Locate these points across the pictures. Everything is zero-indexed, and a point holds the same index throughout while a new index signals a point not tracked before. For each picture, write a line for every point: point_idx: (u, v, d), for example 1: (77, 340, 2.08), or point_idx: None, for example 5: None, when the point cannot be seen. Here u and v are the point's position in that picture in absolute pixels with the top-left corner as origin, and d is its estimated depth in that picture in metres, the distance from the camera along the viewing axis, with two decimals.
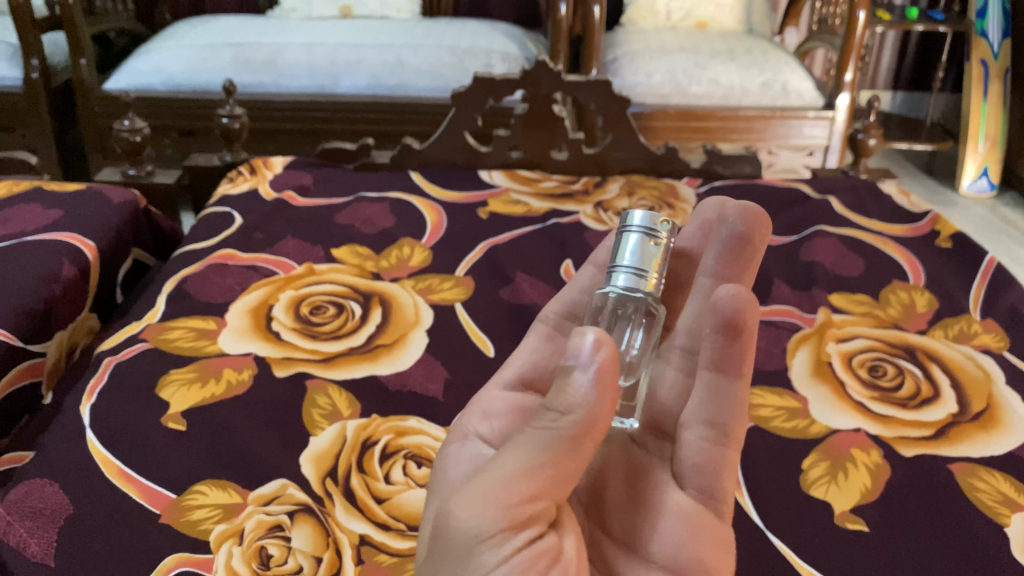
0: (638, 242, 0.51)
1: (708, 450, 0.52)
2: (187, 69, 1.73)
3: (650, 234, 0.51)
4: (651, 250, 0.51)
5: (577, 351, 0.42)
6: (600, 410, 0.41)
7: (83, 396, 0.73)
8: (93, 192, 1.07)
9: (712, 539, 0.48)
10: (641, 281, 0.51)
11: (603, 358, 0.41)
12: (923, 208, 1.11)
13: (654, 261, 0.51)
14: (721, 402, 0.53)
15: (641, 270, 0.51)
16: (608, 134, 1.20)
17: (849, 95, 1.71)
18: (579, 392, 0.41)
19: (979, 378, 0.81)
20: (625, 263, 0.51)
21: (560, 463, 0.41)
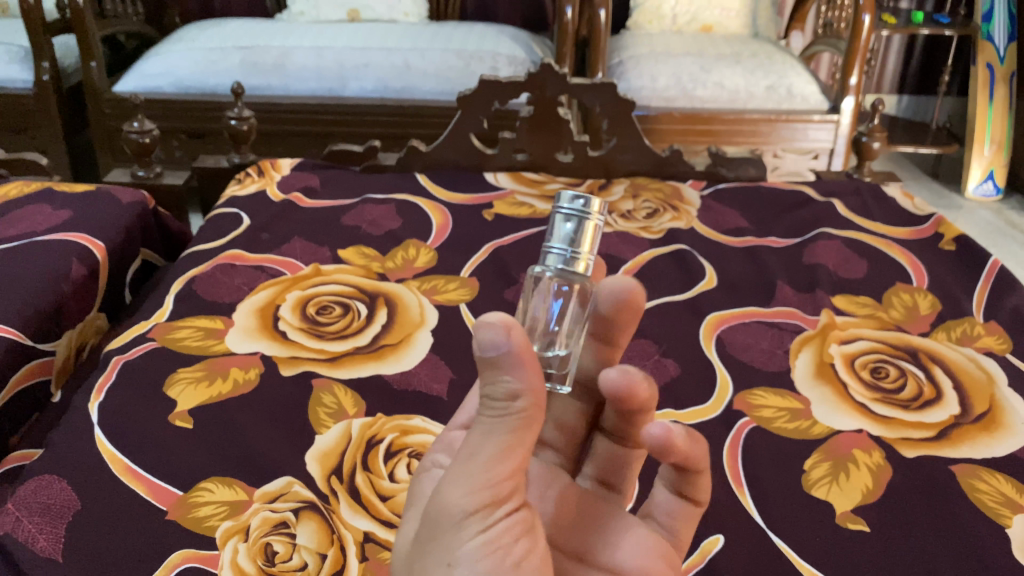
0: (572, 222, 0.47)
1: (675, 505, 0.51)
2: (196, 71, 1.74)
3: (584, 217, 0.46)
4: (583, 231, 0.47)
5: (488, 339, 0.39)
6: (537, 384, 0.40)
7: (92, 394, 0.74)
8: (102, 193, 1.08)
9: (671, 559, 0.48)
10: (573, 264, 0.47)
11: (517, 338, 0.39)
12: (927, 211, 1.12)
13: (587, 240, 0.47)
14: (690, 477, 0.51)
15: (573, 251, 0.47)
16: (613, 137, 1.21)
17: (855, 98, 1.71)
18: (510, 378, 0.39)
19: (981, 380, 0.81)
20: (558, 244, 0.47)
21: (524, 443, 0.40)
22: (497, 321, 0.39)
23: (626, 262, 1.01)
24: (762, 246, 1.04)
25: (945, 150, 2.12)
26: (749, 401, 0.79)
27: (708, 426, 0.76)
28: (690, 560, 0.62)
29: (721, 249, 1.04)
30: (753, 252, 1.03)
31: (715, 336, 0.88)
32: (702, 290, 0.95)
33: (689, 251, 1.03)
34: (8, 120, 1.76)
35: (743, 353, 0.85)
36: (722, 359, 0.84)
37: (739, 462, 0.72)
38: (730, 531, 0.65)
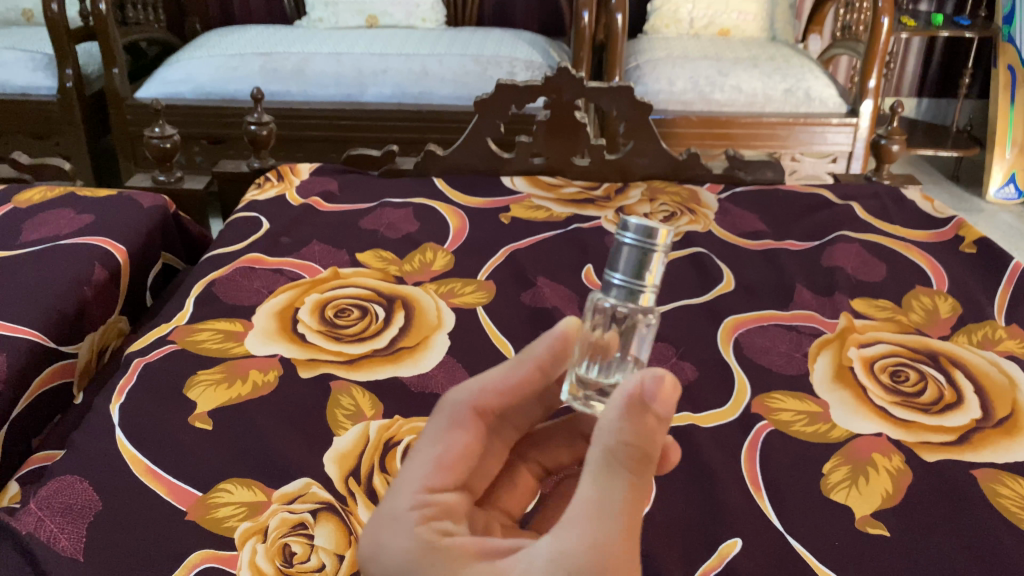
0: (633, 255, 0.46)
1: None
2: (217, 78, 1.76)
3: (647, 249, 0.46)
4: (645, 264, 0.47)
5: (655, 393, 0.43)
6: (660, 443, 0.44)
7: (113, 395, 0.75)
8: (124, 197, 1.10)
9: None
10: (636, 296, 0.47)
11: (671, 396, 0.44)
12: (947, 214, 1.11)
13: (649, 274, 0.47)
14: None
15: (636, 284, 0.47)
16: (630, 140, 1.21)
17: (873, 102, 1.71)
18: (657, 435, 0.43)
19: (1003, 384, 0.80)
20: (620, 274, 0.47)
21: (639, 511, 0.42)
22: (659, 379, 0.44)
23: None
24: (781, 249, 1.04)
25: (965, 153, 2.09)
26: (767, 404, 0.78)
27: (726, 429, 0.76)
28: (707, 564, 0.62)
29: (739, 252, 1.04)
30: (771, 256, 1.02)
31: (732, 339, 0.88)
32: (719, 294, 0.95)
33: (707, 254, 1.03)
34: (33, 126, 1.78)
35: (761, 356, 0.85)
36: (740, 362, 0.84)
37: (757, 464, 0.72)
38: (748, 534, 0.65)
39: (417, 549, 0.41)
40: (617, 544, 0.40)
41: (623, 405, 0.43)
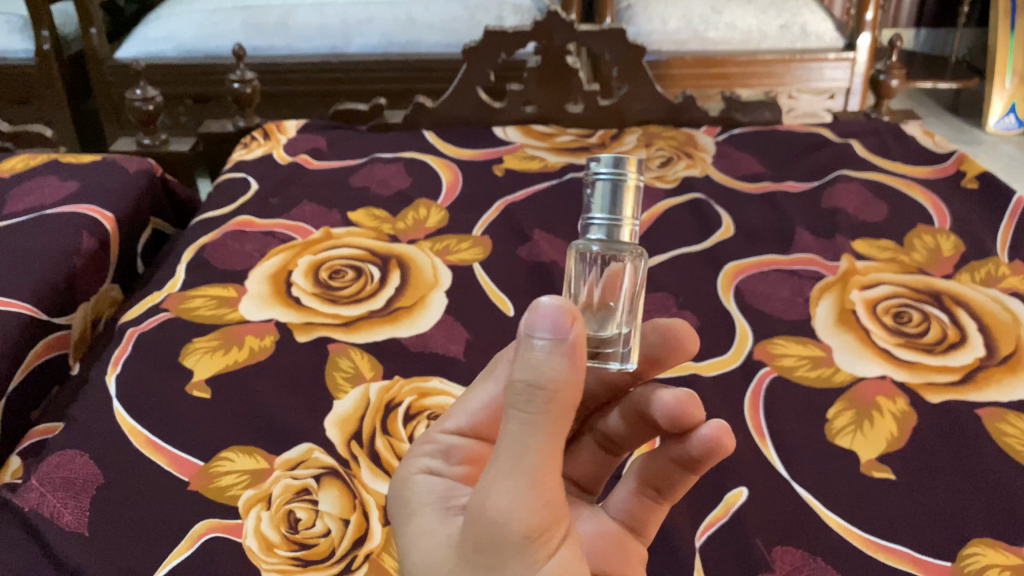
0: (606, 189, 0.42)
1: (640, 502, 0.52)
2: (197, 35, 1.73)
3: (620, 181, 0.42)
4: (622, 196, 0.42)
5: (540, 321, 0.37)
6: (574, 379, 0.37)
7: (109, 367, 0.74)
8: (109, 162, 1.07)
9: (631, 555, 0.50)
10: (618, 232, 0.43)
11: (567, 329, 0.37)
12: (948, 149, 1.09)
13: (627, 206, 0.43)
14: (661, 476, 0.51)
15: (614, 219, 0.43)
16: (624, 84, 1.18)
17: (871, 35, 1.66)
18: (555, 364, 0.36)
19: (1007, 321, 0.80)
20: (596, 213, 0.43)
21: (545, 462, 0.36)
22: (545, 309, 0.37)
23: (641, 214, 0.99)
24: (780, 191, 1.02)
25: (964, 84, 2.05)
26: (769, 350, 0.78)
27: (729, 378, 0.75)
28: (712, 515, 0.62)
29: (738, 196, 1.02)
30: (771, 198, 1.01)
31: (733, 286, 0.86)
32: (719, 241, 0.94)
33: (705, 199, 1.01)
34: (13, 92, 1.74)
35: (762, 302, 0.84)
36: (741, 309, 0.83)
37: (762, 413, 0.71)
38: (754, 483, 0.64)
39: (401, 483, 0.45)
40: (514, 506, 0.36)
41: (520, 341, 0.38)
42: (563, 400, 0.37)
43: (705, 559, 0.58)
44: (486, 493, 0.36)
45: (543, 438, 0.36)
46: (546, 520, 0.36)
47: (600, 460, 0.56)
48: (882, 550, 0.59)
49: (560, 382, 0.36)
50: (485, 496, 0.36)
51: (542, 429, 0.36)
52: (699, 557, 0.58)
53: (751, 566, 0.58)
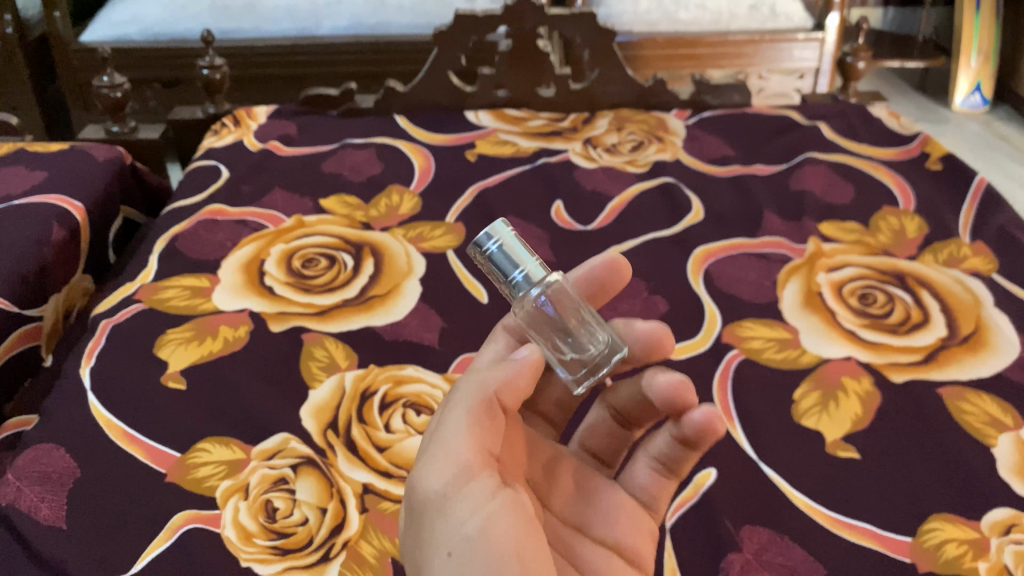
0: (501, 256, 0.48)
1: (654, 476, 0.52)
2: (164, 20, 1.72)
3: (503, 238, 0.48)
4: (513, 250, 0.48)
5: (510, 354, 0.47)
6: (518, 378, 0.44)
7: (82, 360, 0.74)
8: (77, 151, 1.06)
9: (634, 523, 0.50)
10: (534, 271, 0.48)
11: (524, 350, 0.46)
12: (913, 130, 1.10)
13: (522, 249, 0.48)
14: (672, 456, 0.51)
15: (525, 264, 0.48)
16: (595, 68, 1.18)
17: (840, 15, 1.69)
18: (504, 368, 0.44)
19: (968, 302, 0.82)
20: (512, 279, 0.48)
21: (480, 426, 0.42)
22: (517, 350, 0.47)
23: (612, 198, 1.00)
24: (749, 174, 1.03)
25: (932, 64, 2.07)
26: (738, 333, 0.79)
27: (699, 361, 0.76)
28: (683, 496, 0.63)
29: (707, 180, 1.03)
30: (740, 182, 1.02)
31: (703, 270, 0.88)
32: (689, 226, 0.95)
33: (675, 184, 1.02)
34: None
35: (731, 285, 0.85)
36: (711, 293, 0.84)
37: (730, 395, 0.73)
38: (723, 464, 0.66)
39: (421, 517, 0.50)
40: (455, 451, 0.41)
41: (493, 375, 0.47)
42: (507, 393, 0.44)
43: (676, 540, 0.60)
44: (430, 450, 0.42)
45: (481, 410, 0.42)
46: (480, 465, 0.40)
47: (613, 434, 0.56)
48: (847, 527, 0.61)
49: (505, 378, 0.44)
50: (431, 453, 0.41)
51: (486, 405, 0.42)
52: (669, 537, 0.60)
53: (720, 547, 0.59)
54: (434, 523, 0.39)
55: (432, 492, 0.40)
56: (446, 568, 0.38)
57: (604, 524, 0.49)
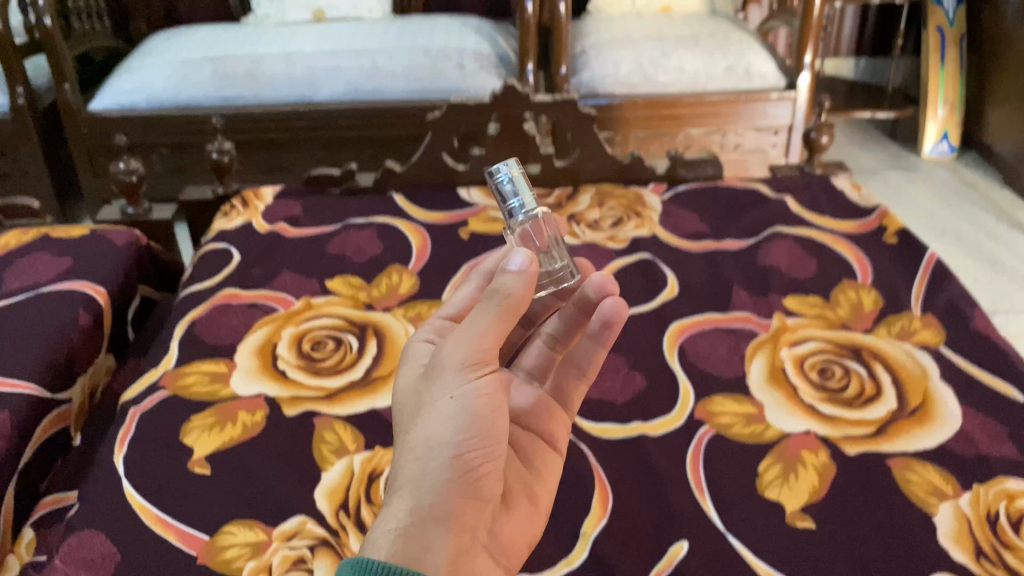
0: (510, 184, 0.66)
1: (573, 382, 0.70)
2: (168, 86, 1.79)
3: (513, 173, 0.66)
4: (520, 184, 0.66)
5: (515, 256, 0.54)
6: (526, 292, 0.53)
7: (115, 447, 0.81)
8: (98, 236, 1.14)
9: (555, 419, 0.67)
10: (527, 201, 0.66)
11: (532, 266, 0.53)
12: (872, 202, 1.19)
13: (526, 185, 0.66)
14: (587, 356, 0.70)
15: (524, 196, 0.66)
16: (577, 148, 1.28)
17: (809, 74, 1.80)
18: (515, 283, 0.52)
19: (917, 375, 0.90)
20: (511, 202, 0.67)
21: (493, 328, 0.52)
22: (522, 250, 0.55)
23: None
24: (720, 249, 1.12)
25: (902, 114, 2.17)
26: (709, 409, 0.87)
27: (674, 436, 0.84)
28: (658, 566, 0.71)
29: (682, 255, 1.12)
30: (712, 257, 1.11)
31: (678, 347, 0.96)
32: (665, 302, 1.03)
33: (653, 259, 1.11)
34: None
35: (703, 361, 0.94)
36: (685, 369, 0.93)
37: (701, 469, 0.81)
38: (694, 536, 0.74)
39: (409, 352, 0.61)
40: (471, 349, 0.51)
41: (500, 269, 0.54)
42: (516, 304, 0.52)
43: None
44: (453, 343, 0.52)
45: (495, 317, 0.52)
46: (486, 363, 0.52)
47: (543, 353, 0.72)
48: None
49: (515, 292, 0.52)
50: (455, 347, 0.52)
51: (501, 314, 0.52)
52: None
53: None
54: (447, 377, 0.51)
55: (454, 361, 0.51)
56: (443, 410, 0.50)
57: (534, 419, 0.66)
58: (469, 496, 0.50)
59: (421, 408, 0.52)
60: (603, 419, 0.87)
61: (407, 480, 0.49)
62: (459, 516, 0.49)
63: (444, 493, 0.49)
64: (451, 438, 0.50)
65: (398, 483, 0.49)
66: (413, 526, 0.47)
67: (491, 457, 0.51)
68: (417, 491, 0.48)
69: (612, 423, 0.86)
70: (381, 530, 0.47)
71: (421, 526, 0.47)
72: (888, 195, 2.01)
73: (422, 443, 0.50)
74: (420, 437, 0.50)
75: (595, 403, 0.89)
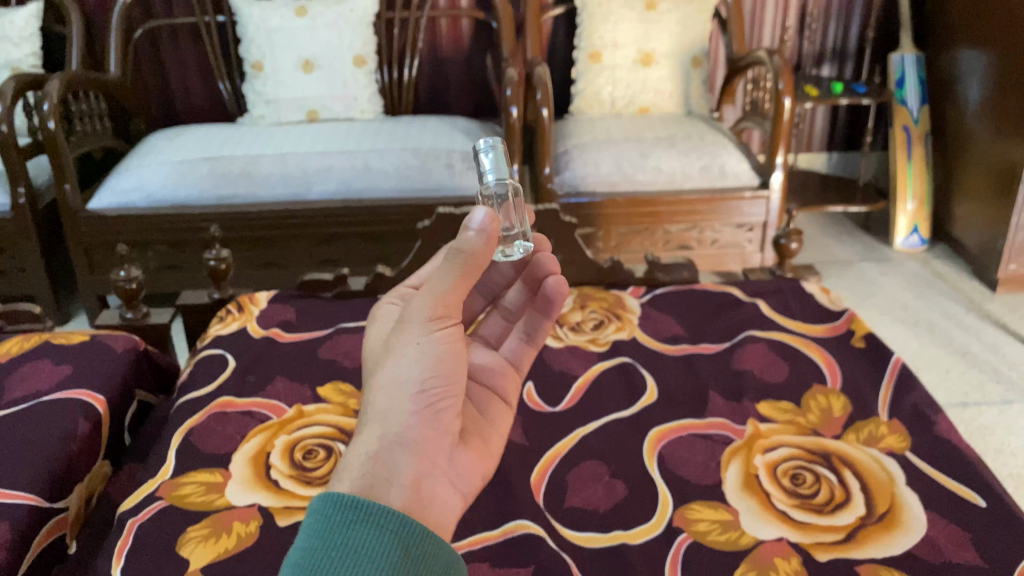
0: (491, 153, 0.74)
1: (521, 348, 0.82)
2: (165, 186, 1.85)
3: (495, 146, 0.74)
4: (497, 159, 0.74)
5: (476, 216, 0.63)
6: (486, 249, 0.63)
7: (112, 559, 0.84)
8: (98, 342, 1.19)
9: (508, 376, 0.78)
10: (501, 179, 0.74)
11: (490, 224, 0.62)
12: (840, 306, 1.26)
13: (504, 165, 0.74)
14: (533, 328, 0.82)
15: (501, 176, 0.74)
16: (559, 253, 1.36)
17: (782, 172, 1.89)
18: (475, 241, 0.62)
19: (884, 480, 0.94)
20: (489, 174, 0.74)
21: (452, 284, 0.63)
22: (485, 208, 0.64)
23: (577, 379, 1.13)
24: (696, 354, 1.17)
25: (873, 207, 2.26)
26: (687, 516, 0.91)
27: (652, 543, 0.88)
28: None
29: (660, 359, 1.17)
30: (689, 361, 1.16)
31: (657, 453, 1.00)
32: (644, 406, 1.08)
33: (632, 364, 1.16)
34: None
35: (681, 467, 0.98)
36: (663, 476, 0.97)
37: None
38: None
39: (382, 321, 0.74)
40: (432, 304, 0.63)
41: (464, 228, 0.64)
42: (475, 260, 0.63)
43: None
44: (419, 300, 0.63)
45: (454, 277, 0.63)
46: (444, 314, 0.63)
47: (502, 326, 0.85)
48: None
49: (474, 250, 0.62)
50: (421, 305, 0.63)
51: (460, 274, 0.63)
52: None
53: None
54: (412, 329, 0.63)
55: (421, 316, 0.63)
56: (410, 355, 0.62)
57: (490, 374, 0.77)
58: (428, 428, 0.61)
59: (389, 355, 0.63)
60: (584, 527, 0.90)
61: (378, 411, 0.60)
62: (420, 443, 0.60)
63: (406, 423, 0.60)
64: (416, 376, 0.61)
65: (370, 414, 0.60)
66: (382, 447, 0.58)
67: (447, 395, 0.63)
68: (384, 420, 0.59)
69: (594, 532, 0.90)
70: (356, 452, 0.58)
71: (390, 448, 0.58)
72: (862, 286, 2.08)
73: (390, 382, 0.61)
74: (387, 380, 0.62)
75: (577, 511, 0.92)
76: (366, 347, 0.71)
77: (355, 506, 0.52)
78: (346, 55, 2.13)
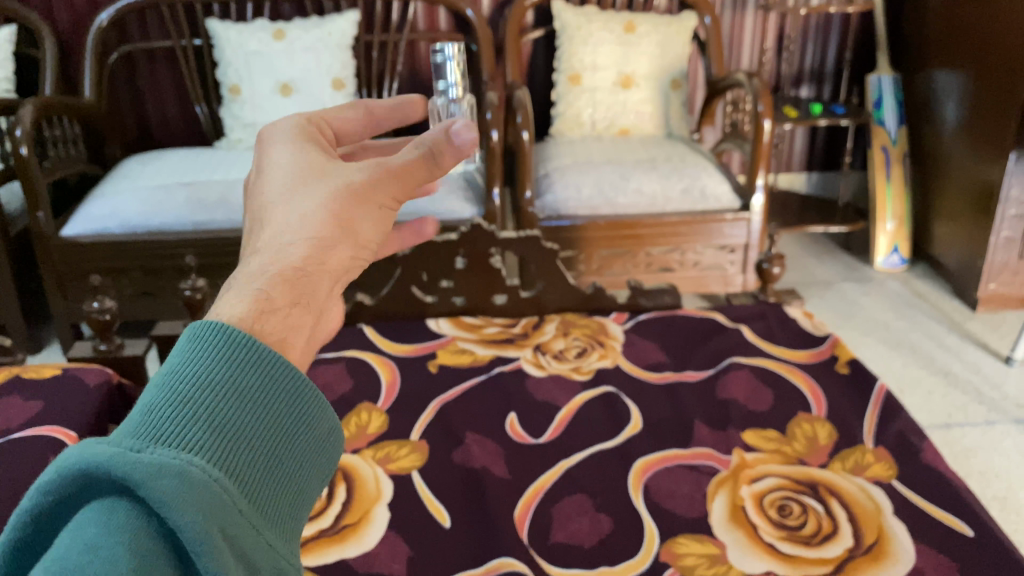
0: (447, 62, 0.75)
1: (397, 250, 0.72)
2: (141, 212, 1.83)
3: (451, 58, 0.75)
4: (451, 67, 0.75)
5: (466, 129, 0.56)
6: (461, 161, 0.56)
7: None
8: (70, 377, 1.16)
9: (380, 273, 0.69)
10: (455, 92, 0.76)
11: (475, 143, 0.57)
12: (824, 332, 1.25)
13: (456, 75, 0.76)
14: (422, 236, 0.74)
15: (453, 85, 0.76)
16: (541, 279, 1.33)
17: (762, 195, 1.89)
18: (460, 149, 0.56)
19: (871, 510, 0.93)
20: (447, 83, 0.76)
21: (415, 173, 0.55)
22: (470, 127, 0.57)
23: (560, 410, 1.12)
24: (680, 382, 1.16)
25: (853, 227, 2.27)
26: (673, 550, 0.89)
27: None
28: None
29: (644, 387, 1.16)
30: (673, 390, 1.15)
31: (642, 485, 0.99)
32: (629, 438, 1.06)
33: (616, 394, 1.14)
34: None
35: (667, 499, 0.96)
36: (648, 509, 0.95)
37: None
38: None
39: (287, 127, 0.58)
40: (389, 178, 0.54)
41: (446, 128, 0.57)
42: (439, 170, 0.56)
43: None
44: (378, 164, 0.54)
45: (418, 167, 0.56)
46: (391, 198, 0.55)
47: None
48: None
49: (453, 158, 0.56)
50: (379, 167, 0.54)
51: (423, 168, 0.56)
52: None
53: None
54: (355, 185, 0.53)
55: (376, 182, 0.53)
56: (353, 215, 0.52)
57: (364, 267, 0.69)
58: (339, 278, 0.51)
59: (320, 184, 0.52)
60: (568, 563, 0.88)
61: (309, 237, 0.48)
62: (332, 287, 0.49)
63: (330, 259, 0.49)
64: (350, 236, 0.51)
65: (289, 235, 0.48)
66: (301, 268, 0.46)
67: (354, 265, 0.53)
68: (313, 249, 0.47)
69: (579, 568, 0.87)
70: (266, 263, 0.45)
71: (309, 277, 0.46)
72: (844, 306, 2.08)
73: (324, 216, 0.50)
74: (317, 205, 0.50)
75: (563, 546, 0.90)
76: (266, 141, 0.57)
77: (239, 341, 0.38)
78: (324, 78, 2.12)
